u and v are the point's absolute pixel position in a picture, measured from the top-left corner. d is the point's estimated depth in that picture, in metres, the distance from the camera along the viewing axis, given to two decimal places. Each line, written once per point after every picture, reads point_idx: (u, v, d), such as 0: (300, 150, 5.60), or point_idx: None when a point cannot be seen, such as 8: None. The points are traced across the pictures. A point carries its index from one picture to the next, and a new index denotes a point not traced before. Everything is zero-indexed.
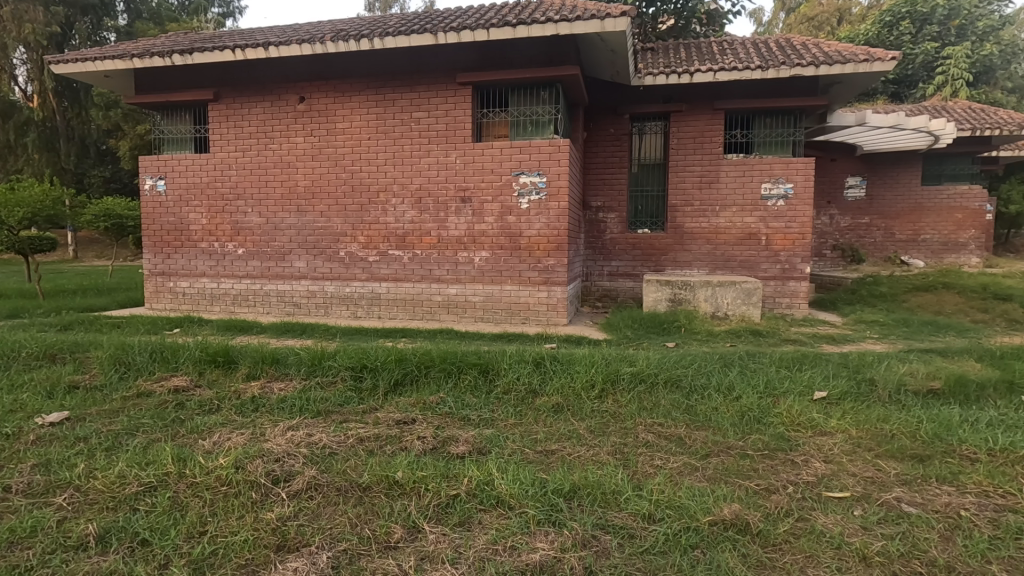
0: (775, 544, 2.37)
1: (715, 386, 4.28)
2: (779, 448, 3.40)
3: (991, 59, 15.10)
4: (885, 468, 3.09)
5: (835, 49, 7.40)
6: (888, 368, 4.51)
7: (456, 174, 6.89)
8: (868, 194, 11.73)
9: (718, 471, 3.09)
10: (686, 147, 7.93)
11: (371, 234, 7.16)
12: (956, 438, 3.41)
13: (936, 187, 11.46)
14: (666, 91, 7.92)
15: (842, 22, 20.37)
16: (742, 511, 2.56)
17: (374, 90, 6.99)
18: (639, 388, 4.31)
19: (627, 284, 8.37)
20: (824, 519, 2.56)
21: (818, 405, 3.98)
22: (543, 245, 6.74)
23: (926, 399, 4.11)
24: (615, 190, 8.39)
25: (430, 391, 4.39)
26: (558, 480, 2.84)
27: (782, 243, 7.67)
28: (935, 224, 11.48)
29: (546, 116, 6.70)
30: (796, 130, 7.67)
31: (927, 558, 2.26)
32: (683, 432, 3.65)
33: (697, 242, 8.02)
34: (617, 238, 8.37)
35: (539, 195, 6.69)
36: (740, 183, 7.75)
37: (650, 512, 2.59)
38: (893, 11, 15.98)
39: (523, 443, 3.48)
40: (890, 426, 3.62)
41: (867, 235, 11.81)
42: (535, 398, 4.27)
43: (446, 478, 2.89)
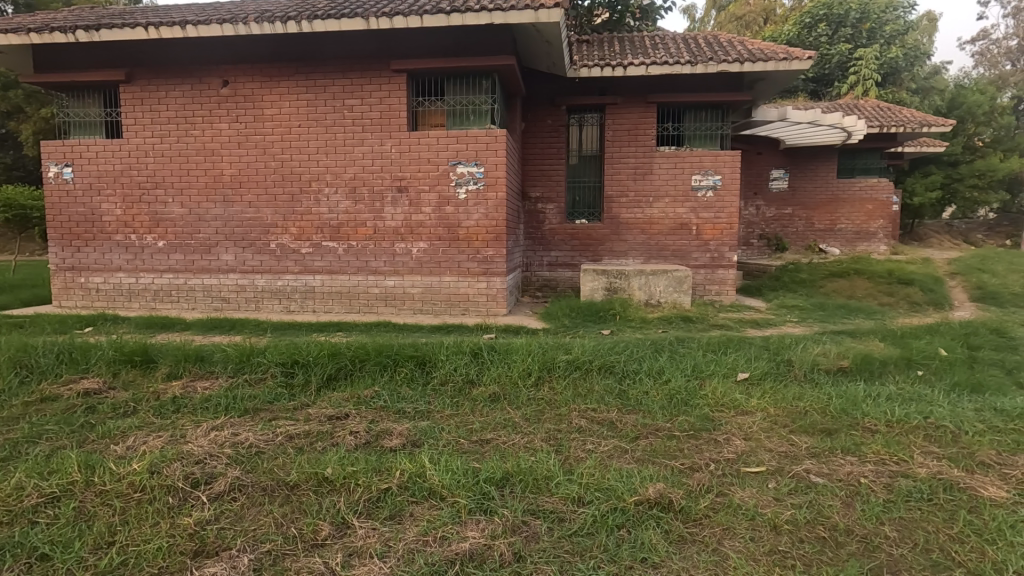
0: (696, 519, 2.49)
1: (646, 370, 4.43)
2: (703, 428, 3.56)
3: (898, 61, 16.27)
4: (797, 442, 3.31)
5: (758, 46, 7.78)
6: (804, 349, 4.81)
7: (392, 163, 6.74)
8: (790, 186, 12.42)
9: (646, 452, 3.21)
10: (621, 139, 8.11)
11: (303, 225, 6.91)
12: (859, 412, 3.69)
13: (850, 180, 12.30)
14: (601, 83, 8.06)
15: (767, 22, 21.39)
16: (666, 489, 2.67)
17: (304, 75, 6.72)
18: (574, 375, 4.39)
19: (566, 274, 8.50)
20: (741, 493, 2.71)
21: (740, 386, 4.20)
22: (482, 236, 6.74)
23: (836, 376, 4.43)
24: (554, 180, 8.47)
25: (365, 385, 4.31)
26: (490, 469, 2.86)
27: (711, 233, 8.02)
28: (850, 214, 12.31)
29: (483, 106, 6.68)
30: (723, 124, 8.01)
31: (830, 524, 2.44)
32: (614, 417, 3.77)
33: (632, 232, 8.24)
34: (556, 228, 8.47)
35: (477, 185, 6.68)
36: (673, 175, 8.02)
37: (580, 495, 2.66)
38: (812, 12, 17.08)
39: (458, 433, 3.48)
40: (804, 403, 3.87)
41: (789, 225, 12.51)
42: (472, 388, 4.28)
43: (377, 472, 2.85)
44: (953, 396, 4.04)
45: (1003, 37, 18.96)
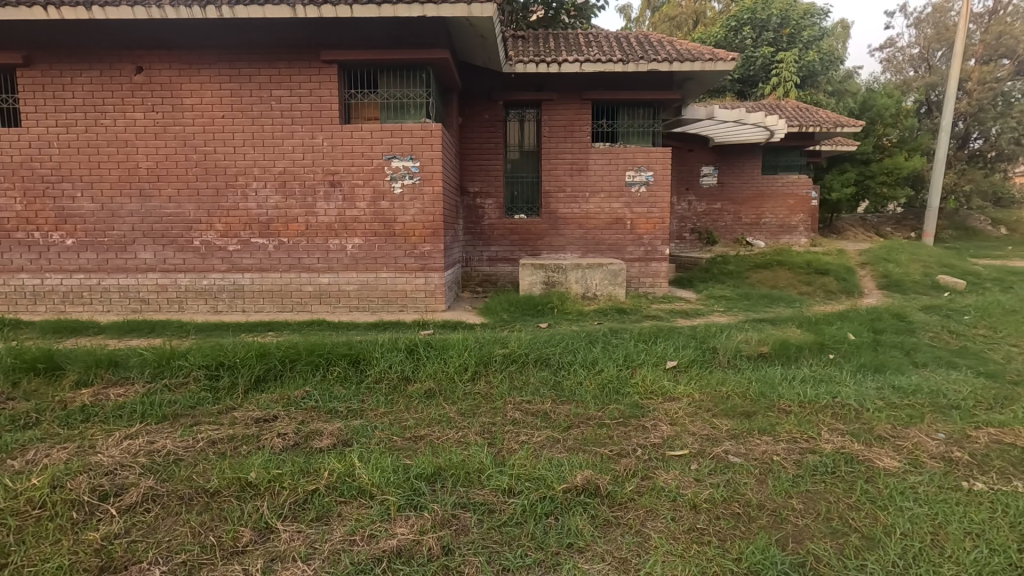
0: (621, 503, 2.58)
1: (581, 361, 4.53)
2: (633, 415, 3.69)
3: (815, 65, 17.34)
4: (718, 425, 3.48)
5: (686, 46, 8.07)
6: (728, 337, 5.06)
7: (324, 157, 6.54)
8: (720, 182, 12.99)
9: (577, 441, 3.29)
10: (558, 135, 8.22)
11: (229, 221, 6.59)
12: (776, 394, 3.93)
13: (774, 176, 13.01)
14: (537, 80, 8.13)
15: (698, 24, 22.20)
16: (593, 476, 2.75)
17: (227, 63, 6.40)
18: (510, 368, 4.43)
19: (506, 269, 8.55)
20: (665, 476, 2.84)
21: (668, 373, 4.38)
22: (419, 231, 6.68)
23: (757, 362, 4.68)
24: (492, 175, 8.46)
25: (296, 386, 4.17)
26: (421, 464, 2.86)
27: (645, 227, 8.29)
28: (774, 208, 13.04)
29: (417, 99, 6.60)
30: (654, 121, 8.28)
31: (744, 500, 2.59)
32: (548, 407, 3.84)
33: (570, 227, 8.38)
34: (495, 224, 8.49)
35: (413, 179, 6.60)
36: (608, 170, 8.21)
37: (510, 485, 2.70)
38: (738, 16, 17.90)
39: (391, 430, 3.44)
40: (726, 388, 4.08)
41: (719, 219, 13.11)
42: (408, 385, 4.24)
43: (305, 474, 2.79)
44: (858, 376, 4.37)
45: (907, 45, 20.49)
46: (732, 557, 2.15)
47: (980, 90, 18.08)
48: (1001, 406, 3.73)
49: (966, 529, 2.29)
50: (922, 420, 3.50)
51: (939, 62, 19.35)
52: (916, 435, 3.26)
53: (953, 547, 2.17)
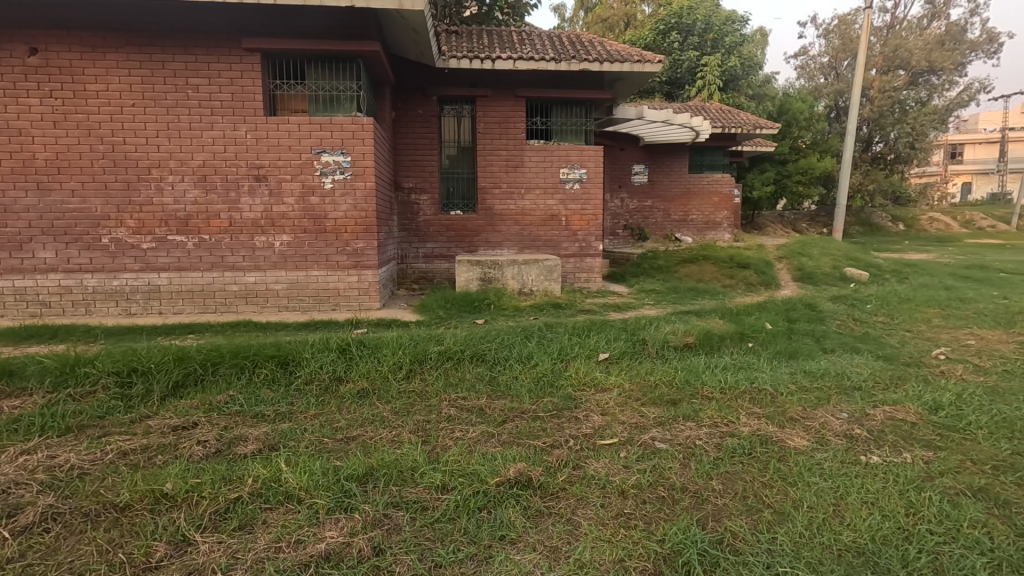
0: (553, 493, 2.64)
1: (516, 356, 4.57)
2: (566, 407, 3.78)
3: (736, 70, 18.26)
4: (647, 413, 3.63)
5: (616, 47, 8.32)
6: (657, 329, 5.26)
7: (248, 150, 6.24)
8: (650, 180, 13.45)
9: (512, 435, 3.33)
10: (493, 131, 8.23)
11: (142, 217, 6.16)
12: (700, 382, 4.14)
13: (700, 175, 13.64)
14: (471, 75, 8.10)
15: (628, 26, 22.84)
16: (526, 468, 2.79)
17: (136, 47, 5.95)
18: (446, 365, 4.41)
19: (443, 265, 8.48)
20: (595, 464, 2.92)
21: (601, 365, 4.51)
22: (351, 228, 6.51)
23: (683, 351, 4.90)
24: (427, 171, 8.35)
25: (219, 390, 3.97)
26: (352, 465, 2.80)
27: (579, 223, 8.48)
28: (700, 206, 13.67)
29: (347, 92, 6.43)
30: (587, 120, 8.48)
31: (669, 484, 2.71)
32: (484, 403, 3.86)
33: (506, 223, 8.42)
34: (430, 220, 8.39)
35: (344, 174, 6.43)
36: (542, 167, 8.32)
37: (444, 482, 2.70)
38: (665, 20, 18.56)
39: (321, 432, 3.34)
40: (654, 377, 4.25)
41: (650, 216, 13.58)
42: (340, 385, 4.13)
43: (226, 482, 2.66)
44: (774, 363, 4.66)
45: (817, 54, 21.95)
46: (656, 539, 2.24)
47: (880, 97, 19.67)
48: (894, 385, 4.10)
49: (862, 498, 2.50)
50: (828, 401, 3.79)
51: (846, 71, 20.85)
52: (823, 415, 3.53)
53: (852, 516, 2.37)
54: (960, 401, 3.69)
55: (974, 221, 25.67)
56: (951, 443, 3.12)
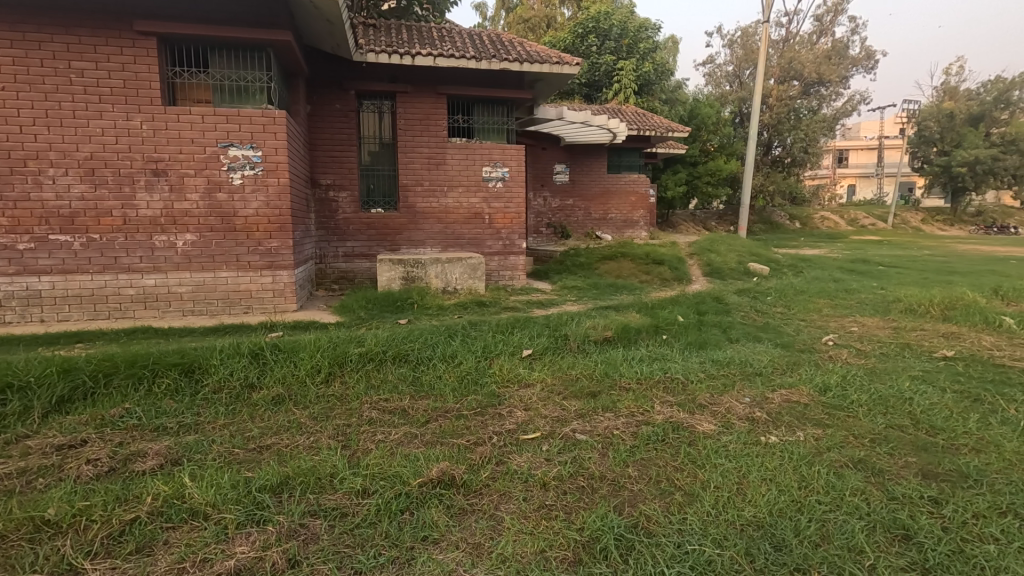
0: (476, 490, 2.65)
1: (440, 355, 4.52)
2: (490, 404, 3.80)
3: (650, 75, 19.08)
4: (568, 406, 3.73)
5: (535, 49, 8.46)
6: (578, 325, 5.40)
7: (144, 142, 5.75)
8: (571, 179, 13.78)
9: (435, 434, 3.30)
10: (413, 128, 8.09)
11: (17, 215, 5.51)
12: (618, 373, 4.31)
13: (618, 175, 14.20)
14: (391, 71, 7.93)
15: (549, 28, 23.28)
16: (449, 467, 2.79)
17: (6, 25, 5.32)
18: (367, 366, 4.29)
19: (364, 265, 8.25)
20: (518, 459, 2.96)
21: (524, 361, 4.58)
22: (264, 226, 6.19)
23: (603, 345, 5.07)
24: (346, 168, 8.06)
25: (113, 403, 3.63)
26: (265, 476, 2.67)
27: (502, 222, 8.58)
28: (618, 205, 14.24)
29: (257, 83, 6.11)
30: (508, 119, 8.59)
31: (588, 473, 2.80)
32: (407, 404, 3.80)
33: (429, 221, 8.32)
34: (350, 218, 8.11)
35: (254, 170, 6.09)
36: (465, 165, 8.31)
37: (364, 486, 2.63)
38: (583, 24, 19.04)
39: (231, 443, 3.16)
40: (575, 372, 4.38)
41: (571, 215, 13.92)
42: (252, 392, 3.91)
43: (121, 503, 2.45)
44: (685, 353, 4.93)
45: (723, 63, 23.40)
46: (576, 527, 2.31)
47: (778, 105, 21.29)
48: (790, 370, 4.47)
49: (762, 476, 2.71)
50: (733, 387, 4.07)
51: (748, 80, 22.38)
52: (728, 400, 3.79)
53: (753, 492, 2.56)
54: (844, 382, 4.08)
55: (857, 221, 28.46)
56: (837, 420, 3.45)
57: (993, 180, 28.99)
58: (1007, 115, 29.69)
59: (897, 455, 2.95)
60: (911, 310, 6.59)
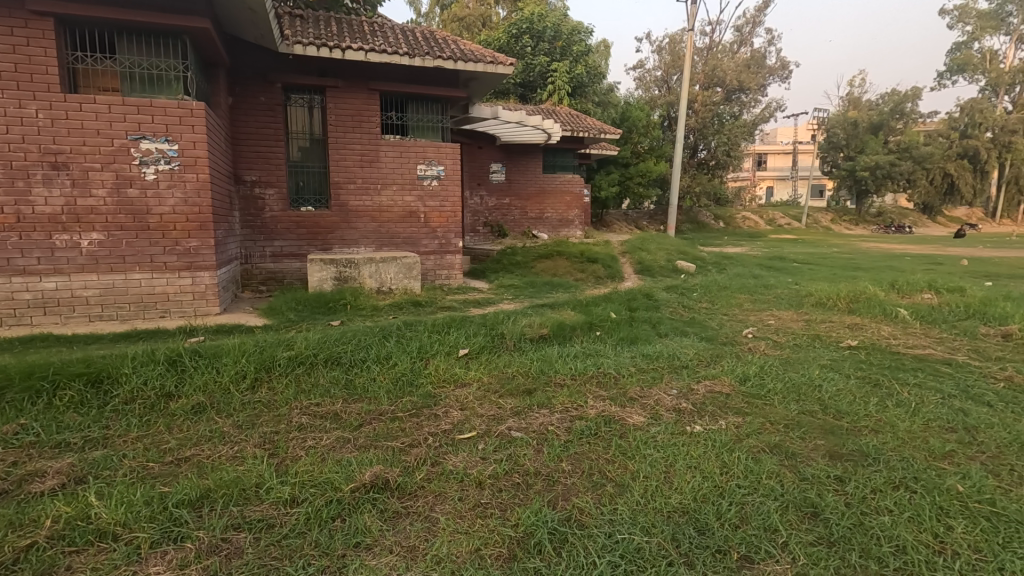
0: (410, 492, 2.62)
1: (374, 356, 4.42)
2: (425, 405, 3.76)
3: (583, 77, 19.50)
4: (504, 404, 3.75)
5: (469, 47, 8.44)
6: (514, 323, 5.44)
7: (40, 132, 5.22)
8: (507, 178, 13.84)
9: (369, 438, 3.23)
10: (345, 124, 7.86)
11: None
12: (553, 370, 4.39)
13: (553, 175, 14.50)
14: (319, 64, 7.66)
15: (484, 26, 23.32)
16: (382, 471, 2.74)
17: None
18: (297, 370, 4.13)
19: (293, 265, 7.92)
20: (453, 459, 2.95)
21: (460, 361, 4.56)
22: (181, 224, 5.82)
23: (538, 343, 5.14)
24: (273, 164, 7.71)
25: (6, 420, 3.30)
26: (183, 490, 2.52)
27: (437, 221, 8.52)
28: (554, 205, 14.56)
29: (172, 72, 5.73)
30: (442, 117, 8.53)
31: (523, 470, 2.83)
32: (339, 407, 3.69)
33: (362, 220, 8.11)
34: (278, 216, 7.76)
35: (170, 164, 5.72)
36: (399, 163, 8.17)
37: (293, 495, 2.54)
38: (517, 24, 19.14)
39: (145, 457, 2.95)
40: (511, 370, 4.41)
41: (508, 214, 14.01)
42: (169, 402, 3.67)
43: (15, 528, 2.24)
44: (617, 348, 5.08)
45: (652, 68, 24.28)
46: (511, 524, 2.33)
47: (703, 110, 22.35)
48: (714, 362, 4.71)
49: (687, 464, 2.84)
50: (662, 379, 4.24)
51: (675, 85, 23.35)
52: (657, 393, 3.94)
53: (679, 480, 2.67)
54: (762, 372, 4.36)
55: (775, 221, 30.37)
56: (755, 408, 3.67)
57: (891, 183, 31.78)
58: (902, 124, 32.62)
59: (808, 439, 3.18)
60: (821, 303, 7.12)
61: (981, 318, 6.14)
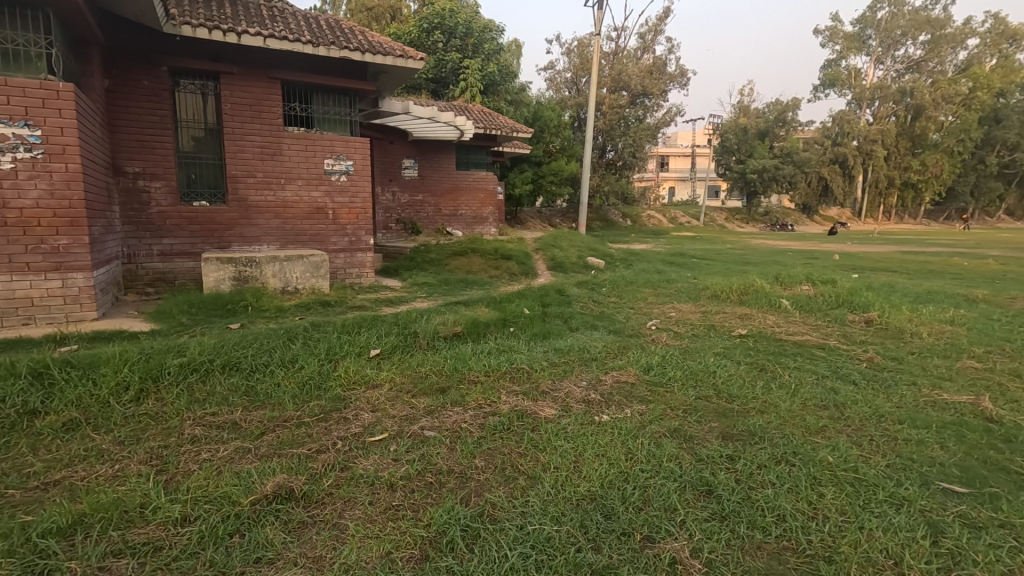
0: (317, 500, 2.51)
1: (277, 360, 4.18)
2: (334, 409, 3.62)
3: (495, 76, 19.65)
4: (417, 404, 3.69)
5: (378, 38, 8.20)
6: (428, 321, 5.38)
7: None
8: (420, 174, 13.61)
9: (272, 446, 3.05)
10: (243, 114, 7.36)
11: None
12: (467, 367, 4.39)
13: (466, 172, 14.51)
14: (212, 48, 7.12)
15: (394, 19, 22.79)
16: (286, 480, 2.60)
17: None
18: (190, 378, 3.82)
19: (186, 264, 7.31)
20: (364, 463, 2.87)
21: (372, 362, 4.44)
22: (48, 220, 5.17)
23: (452, 341, 5.11)
24: (159, 154, 7.06)
25: None
26: (51, 518, 2.25)
27: (346, 217, 8.22)
28: (468, 202, 14.58)
29: (32, 48, 5.05)
30: (351, 111, 8.23)
31: (436, 469, 2.81)
32: (238, 416, 3.46)
33: (264, 216, 7.64)
34: (166, 211, 7.12)
35: (31, 152, 5.05)
36: (304, 157, 7.78)
37: (185, 513, 2.35)
38: (428, 19, 18.76)
39: (3, 484, 2.60)
40: (425, 369, 4.36)
41: (421, 211, 13.80)
42: (35, 420, 3.26)
43: None
44: (530, 344, 5.17)
45: (562, 70, 24.92)
46: (423, 524, 2.31)
47: (610, 113, 23.28)
48: (621, 354, 4.93)
49: (595, 452, 2.95)
50: (572, 372, 4.38)
51: (584, 87, 24.11)
52: (567, 385, 4.06)
53: (588, 469, 2.77)
54: (664, 362, 4.62)
55: (677, 219, 32.27)
56: (658, 395, 3.89)
57: (776, 185, 34.83)
58: (784, 132, 35.82)
59: (703, 422, 3.41)
60: (716, 296, 7.66)
61: (849, 306, 6.90)
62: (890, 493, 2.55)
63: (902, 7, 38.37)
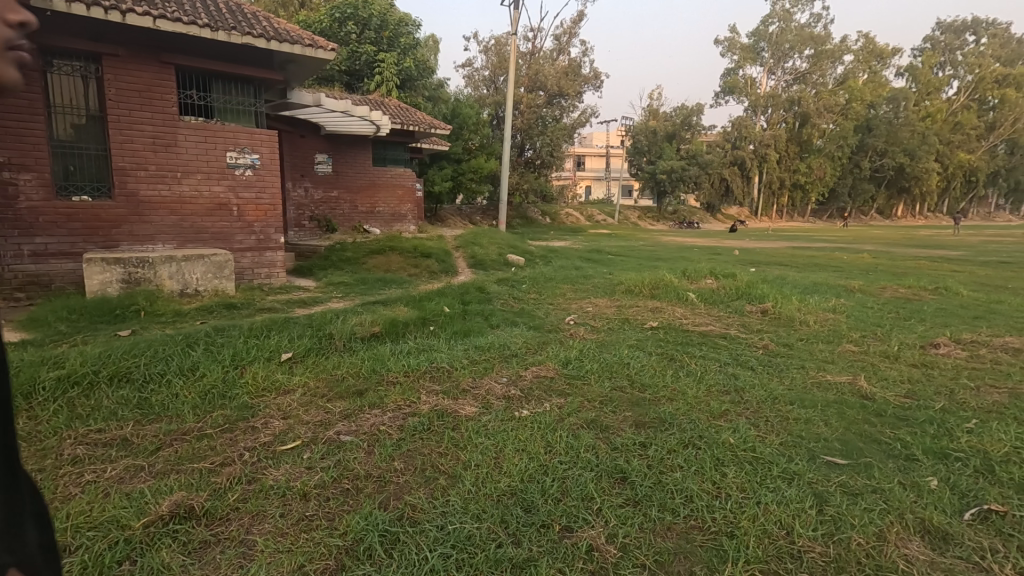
0: (221, 517, 2.34)
1: (175, 369, 3.86)
2: (241, 418, 3.40)
3: (412, 71, 19.28)
4: (332, 409, 3.55)
5: (284, 25, 7.77)
6: (344, 322, 5.19)
7: None
8: (334, 170, 13.07)
9: (169, 462, 2.81)
10: (131, 100, 6.72)
11: None
12: (386, 368, 4.28)
13: (383, 168, 14.15)
14: (92, 26, 6.41)
15: (304, 7, 21.73)
16: (185, 498, 2.41)
17: None
18: (70, 393, 3.44)
19: (65, 266, 6.56)
20: (274, 473, 2.71)
21: (283, 366, 4.21)
22: None
23: (370, 341, 4.97)
24: (29, 142, 6.24)
25: None
26: None
27: (253, 214, 7.76)
28: (386, 198, 14.22)
29: None
30: (255, 101, 7.80)
31: (353, 474, 2.71)
32: (129, 431, 3.15)
33: (158, 213, 7.03)
34: (39, 207, 6.35)
35: None
36: (203, 149, 7.24)
37: (64, 543, 2.11)
38: (340, 8, 18.00)
39: None
40: (340, 371, 4.20)
41: (336, 207, 13.27)
42: None
43: None
44: (451, 342, 5.14)
45: (480, 68, 24.93)
46: (338, 533, 2.22)
47: (528, 112, 23.59)
48: (540, 349, 5.02)
49: (515, 448, 2.98)
50: (492, 369, 4.40)
51: (502, 86, 24.26)
52: (488, 382, 4.07)
53: (508, 464, 2.79)
54: (582, 355, 4.75)
55: (593, 217, 33.30)
56: (576, 388, 3.99)
57: (683, 185, 36.88)
58: (690, 135, 37.98)
59: (618, 412, 3.55)
60: (630, 290, 8.00)
61: (747, 298, 7.44)
62: (783, 468, 2.78)
63: (790, 23, 41.91)
